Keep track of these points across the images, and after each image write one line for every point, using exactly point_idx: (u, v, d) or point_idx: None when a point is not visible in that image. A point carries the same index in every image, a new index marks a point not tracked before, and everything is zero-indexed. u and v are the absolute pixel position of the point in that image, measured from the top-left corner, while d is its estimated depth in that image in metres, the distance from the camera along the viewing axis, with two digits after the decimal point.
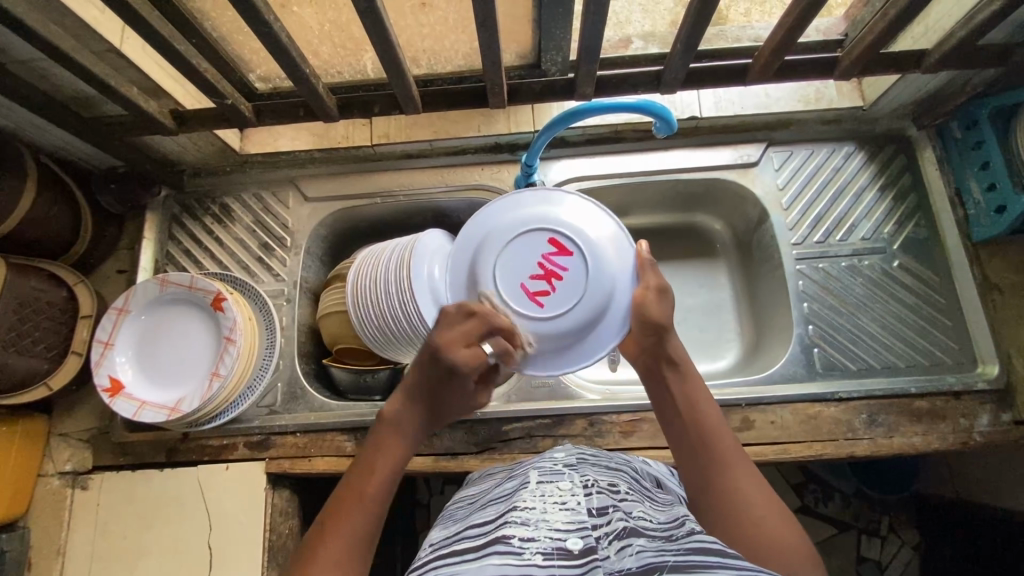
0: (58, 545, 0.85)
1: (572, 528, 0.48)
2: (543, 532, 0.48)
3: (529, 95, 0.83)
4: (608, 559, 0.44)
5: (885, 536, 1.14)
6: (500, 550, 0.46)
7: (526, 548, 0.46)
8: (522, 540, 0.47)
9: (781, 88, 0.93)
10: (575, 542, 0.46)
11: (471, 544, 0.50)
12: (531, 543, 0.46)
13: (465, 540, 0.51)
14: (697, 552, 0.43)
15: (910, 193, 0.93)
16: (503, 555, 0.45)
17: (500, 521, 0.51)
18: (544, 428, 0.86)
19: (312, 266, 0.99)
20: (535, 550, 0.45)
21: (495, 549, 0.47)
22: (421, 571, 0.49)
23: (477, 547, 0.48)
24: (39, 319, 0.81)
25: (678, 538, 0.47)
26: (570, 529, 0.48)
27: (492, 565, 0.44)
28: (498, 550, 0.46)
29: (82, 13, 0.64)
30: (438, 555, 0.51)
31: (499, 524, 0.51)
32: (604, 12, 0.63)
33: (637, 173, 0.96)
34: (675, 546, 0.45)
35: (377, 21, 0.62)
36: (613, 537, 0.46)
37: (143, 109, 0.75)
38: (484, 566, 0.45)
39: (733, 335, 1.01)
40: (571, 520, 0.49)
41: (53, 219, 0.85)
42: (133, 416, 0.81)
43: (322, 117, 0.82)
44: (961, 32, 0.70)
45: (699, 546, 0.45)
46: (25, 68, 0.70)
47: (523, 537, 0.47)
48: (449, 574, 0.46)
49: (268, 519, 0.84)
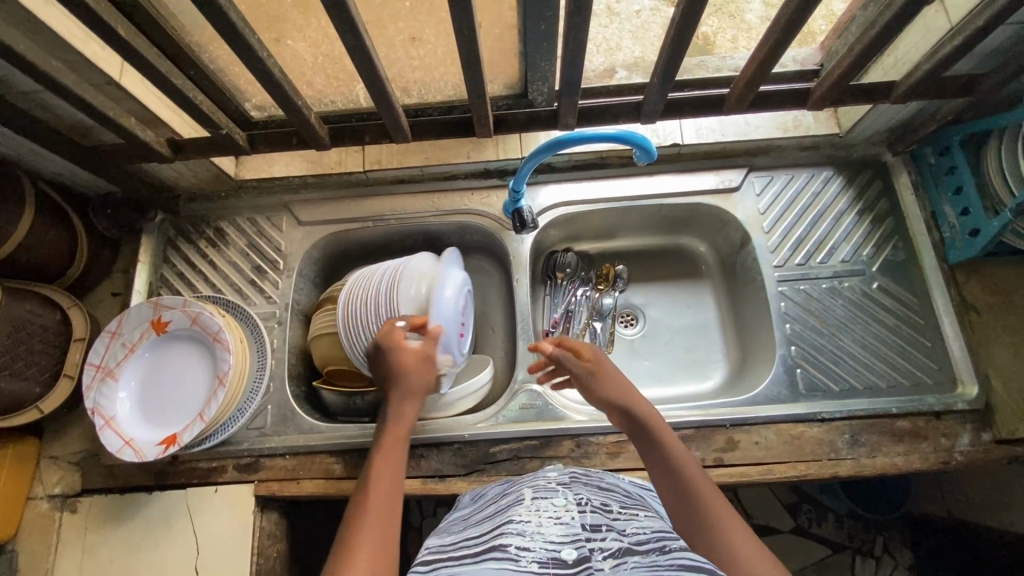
0: (44, 570, 0.85)
1: (566, 539, 0.50)
2: (538, 543, 0.50)
3: (515, 124, 0.85)
4: (602, 571, 0.46)
5: (879, 556, 1.13)
6: (497, 556, 0.49)
7: (522, 556, 0.48)
8: (519, 548, 0.49)
9: (761, 115, 0.96)
10: (569, 553, 0.48)
11: (472, 549, 0.52)
12: (527, 552, 0.49)
13: (464, 548, 0.53)
14: (688, 569, 0.45)
15: (887, 217, 0.95)
16: (501, 562, 0.48)
17: (499, 530, 0.53)
18: (532, 449, 0.86)
19: (304, 288, 1.00)
20: (531, 559, 0.48)
21: (493, 554, 0.50)
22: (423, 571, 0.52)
23: (477, 553, 0.51)
24: (33, 343, 0.83)
25: (672, 550, 0.48)
26: (564, 541, 0.50)
27: (491, 569, 0.47)
28: (495, 556, 0.49)
29: (84, 49, 0.67)
30: (442, 557, 0.53)
31: (498, 533, 0.53)
32: (584, 46, 0.66)
33: (622, 197, 0.98)
34: (666, 560, 0.46)
35: (366, 56, 0.65)
36: (609, 553, 0.48)
37: (139, 138, 0.77)
38: (483, 569, 0.48)
39: (720, 355, 1.03)
40: (565, 533, 0.51)
41: (49, 244, 0.87)
42: (116, 452, 0.80)
43: (315, 145, 0.85)
44: (928, 64, 0.74)
45: (690, 562, 0.46)
46: (26, 99, 0.73)
47: (520, 546, 0.50)
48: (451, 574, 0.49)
49: (256, 541, 0.84)
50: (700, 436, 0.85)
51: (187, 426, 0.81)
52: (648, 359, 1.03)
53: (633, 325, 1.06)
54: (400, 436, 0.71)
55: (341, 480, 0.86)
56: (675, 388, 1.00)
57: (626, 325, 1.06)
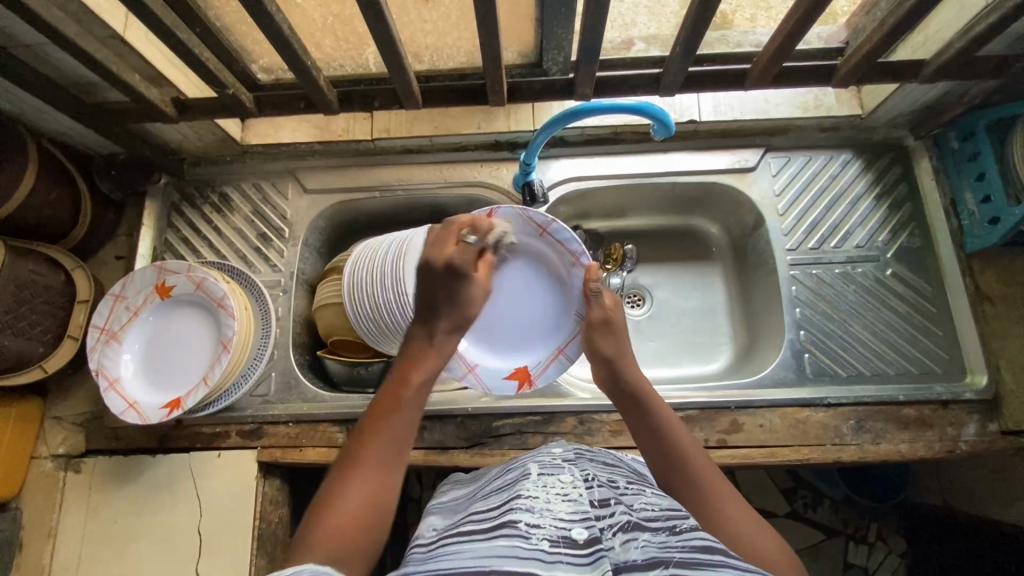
0: (48, 528, 0.86)
1: (576, 518, 0.48)
2: (548, 521, 0.48)
3: (529, 94, 0.83)
4: (613, 550, 0.44)
5: (872, 542, 1.15)
6: (508, 533, 0.46)
7: (534, 534, 0.46)
8: (529, 525, 0.47)
9: (780, 94, 0.93)
10: (580, 532, 0.46)
11: (478, 527, 0.49)
12: (538, 529, 0.46)
13: (471, 524, 0.51)
14: (701, 549, 0.44)
15: (906, 202, 0.93)
16: (512, 540, 0.45)
17: (507, 506, 0.51)
18: (535, 425, 0.86)
19: (310, 257, 0.99)
20: (542, 536, 0.46)
21: (503, 532, 0.47)
22: (428, 550, 0.49)
23: (484, 531, 0.48)
24: (35, 302, 0.82)
25: (683, 530, 0.47)
26: (574, 519, 0.48)
27: (502, 546, 0.45)
28: (505, 534, 0.46)
29: (87, 0, 0.65)
30: (445, 536, 0.51)
31: (506, 509, 0.50)
32: (605, 12, 0.63)
33: (635, 174, 0.96)
34: (679, 541, 0.45)
35: (379, 17, 0.62)
36: (619, 529, 0.47)
37: (144, 96, 0.75)
38: (495, 546, 0.45)
39: (726, 339, 1.02)
40: (574, 511, 0.49)
41: (52, 203, 0.86)
42: (120, 415, 0.81)
43: (322, 109, 0.82)
44: (960, 43, 0.71)
45: (703, 543, 0.45)
46: (29, 51, 0.71)
47: (530, 523, 0.47)
48: (460, 551, 0.46)
49: (258, 506, 0.85)
50: (704, 417, 0.85)
51: (190, 391, 0.81)
52: (654, 340, 1.02)
53: (639, 305, 1.05)
54: (422, 367, 0.64)
55: (343, 449, 0.86)
56: (679, 369, 1.00)
57: (632, 305, 1.05)
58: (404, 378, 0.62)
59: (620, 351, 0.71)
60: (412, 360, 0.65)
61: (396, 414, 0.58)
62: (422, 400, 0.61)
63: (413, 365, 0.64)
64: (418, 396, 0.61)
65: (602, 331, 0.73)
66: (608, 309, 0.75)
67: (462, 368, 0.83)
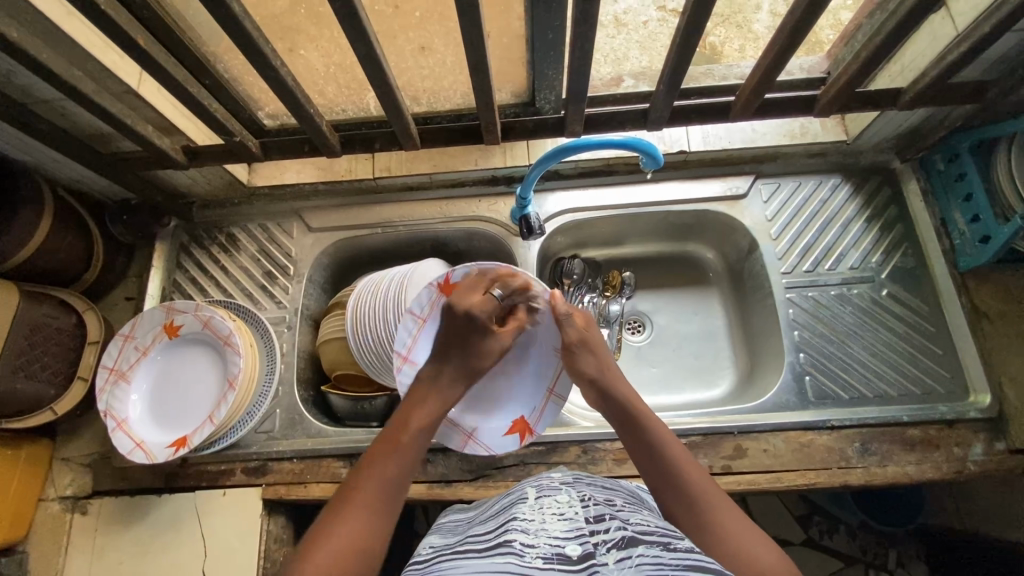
0: (54, 570, 0.86)
1: (571, 535, 0.48)
2: (543, 539, 0.48)
3: (522, 132, 0.86)
4: (607, 566, 0.44)
5: (893, 570, 1.12)
6: (501, 553, 0.47)
7: (527, 552, 0.46)
8: (523, 544, 0.47)
9: (767, 123, 0.96)
10: (574, 548, 0.46)
11: (474, 546, 0.50)
12: (532, 548, 0.46)
13: (469, 544, 0.51)
14: (694, 568, 0.43)
15: (896, 224, 0.95)
16: (507, 558, 0.46)
17: (503, 528, 0.51)
18: (538, 456, 0.87)
19: (314, 293, 1.02)
20: (535, 554, 0.46)
21: (497, 552, 0.47)
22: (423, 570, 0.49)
23: (480, 548, 0.49)
24: (48, 345, 0.84)
25: (678, 547, 0.46)
26: (569, 536, 0.48)
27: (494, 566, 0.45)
28: (501, 552, 0.47)
29: (104, 59, 0.69)
30: (442, 554, 0.51)
31: (502, 530, 0.51)
32: (589, 57, 0.67)
33: (630, 205, 0.99)
34: (673, 558, 0.44)
35: (378, 67, 0.66)
36: (613, 546, 0.46)
37: (155, 144, 0.79)
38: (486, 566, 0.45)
39: (728, 362, 1.02)
40: (569, 528, 0.49)
41: (66, 248, 0.89)
42: (127, 454, 0.82)
43: (325, 152, 0.86)
44: (934, 71, 0.74)
45: (696, 561, 0.44)
46: (48, 107, 0.75)
47: (524, 542, 0.47)
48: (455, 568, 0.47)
49: (263, 544, 0.85)
50: (708, 443, 0.84)
51: (197, 429, 0.82)
52: (656, 366, 1.03)
53: (640, 331, 1.06)
54: (428, 406, 0.62)
55: None
56: (682, 395, 1.00)
57: (633, 331, 1.06)
58: (409, 415, 0.61)
59: (601, 360, 0.71)
60: (417, 398, 0.63)
61: (399, 453, 0.57)
62: (425, 440, 0.60)
63: (417, 402, 0.62)
64: (419, 440, 0.59)
65: (581, 349, 0.71)
66: (584, 329, 0.73)
67: (461, 438, 0.80)
